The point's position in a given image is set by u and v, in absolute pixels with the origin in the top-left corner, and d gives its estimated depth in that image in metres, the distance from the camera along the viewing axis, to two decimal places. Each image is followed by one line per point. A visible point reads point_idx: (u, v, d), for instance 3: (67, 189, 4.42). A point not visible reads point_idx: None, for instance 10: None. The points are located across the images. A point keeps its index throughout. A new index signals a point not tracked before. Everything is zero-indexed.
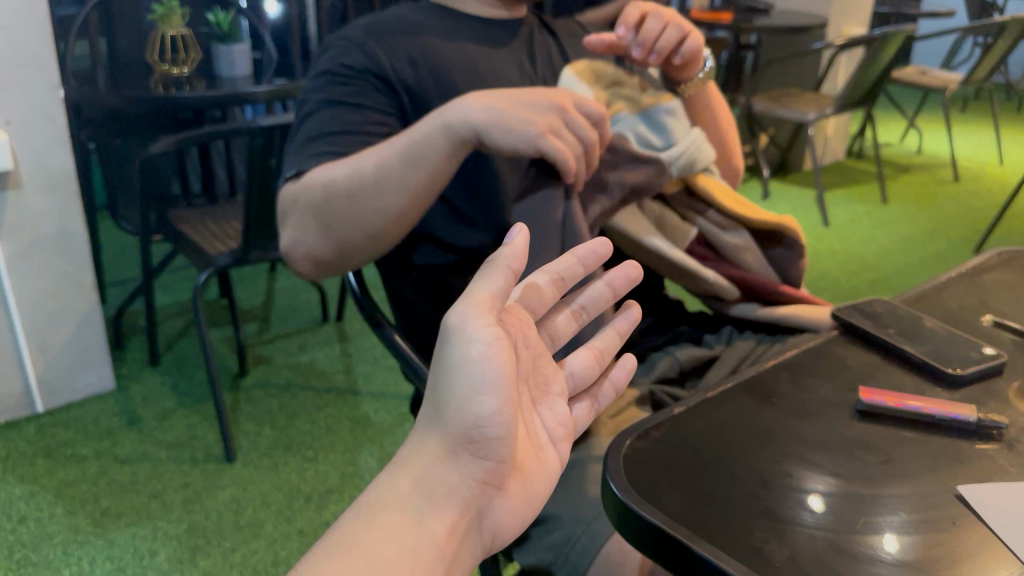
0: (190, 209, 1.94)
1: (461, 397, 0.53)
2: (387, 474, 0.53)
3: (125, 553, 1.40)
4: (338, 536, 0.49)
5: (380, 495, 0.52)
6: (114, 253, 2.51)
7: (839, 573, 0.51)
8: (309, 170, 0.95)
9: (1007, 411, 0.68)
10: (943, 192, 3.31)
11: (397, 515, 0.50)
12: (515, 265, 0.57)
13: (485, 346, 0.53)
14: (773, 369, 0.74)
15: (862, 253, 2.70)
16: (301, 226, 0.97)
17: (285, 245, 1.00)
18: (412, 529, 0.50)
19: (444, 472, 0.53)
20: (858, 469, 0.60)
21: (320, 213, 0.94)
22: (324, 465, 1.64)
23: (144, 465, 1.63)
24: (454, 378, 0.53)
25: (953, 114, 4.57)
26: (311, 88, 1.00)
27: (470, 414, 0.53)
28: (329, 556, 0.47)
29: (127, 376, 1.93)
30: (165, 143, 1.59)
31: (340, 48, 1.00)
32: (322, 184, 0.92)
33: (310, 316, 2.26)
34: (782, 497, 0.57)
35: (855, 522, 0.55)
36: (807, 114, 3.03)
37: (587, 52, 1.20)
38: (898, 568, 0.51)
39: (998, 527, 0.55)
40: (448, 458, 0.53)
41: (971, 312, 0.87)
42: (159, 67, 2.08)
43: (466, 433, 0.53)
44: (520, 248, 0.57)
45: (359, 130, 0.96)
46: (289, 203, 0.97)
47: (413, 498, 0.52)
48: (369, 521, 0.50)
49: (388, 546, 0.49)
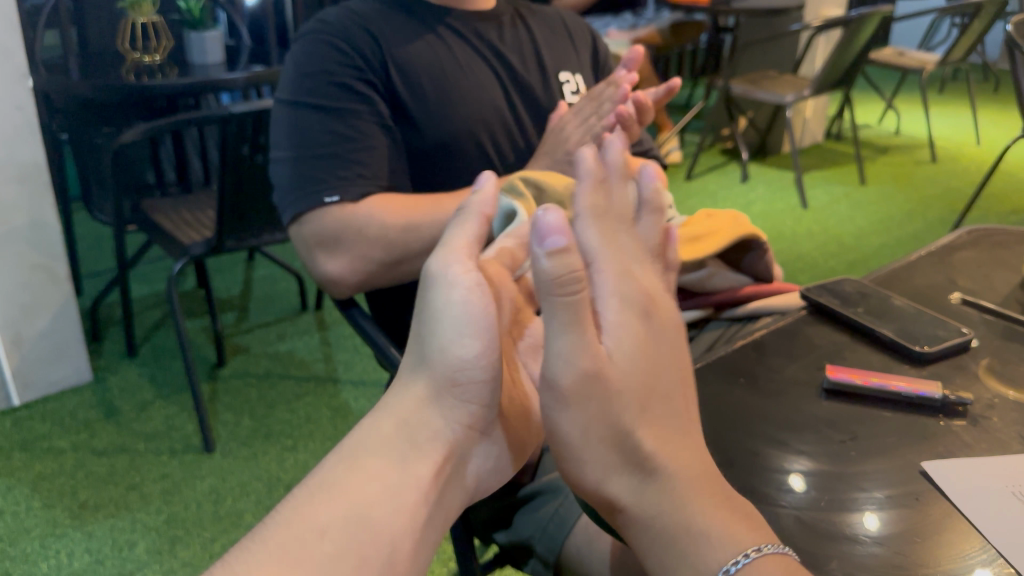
0: (165, 199, 1.93)
1: (444, 340, 0.56)
2: (369, 419, 0.55)
3: (103, 545, 1.39)
4: (320, 480, 0.50)
5: (358, 442, 0.53)
6: (90, 244, 2.49)
7: (817, 552, 0.51)
8: (366, 202, 0.96)
9: (972, 388, 0.68)
10: (920, 172, 3.33)
11: (377, 460, 0.52)
12: (486, 210, 0.62)
13: (467, 290, 0.56)
14: (741, 350, 0.74)
15: (841, 234, 2.71)
16: (359, 258, 0.96)
17: (330, 272, 0.97)
18: (394, 472, 0.52)
19: (427, 417, 0.55)
20: (838, 450, 0.60)
21: (393, 249, 0.96)
22: (304, 454, 1.63)
23: (122, 457, 1.62)
24: (437, 321, 0.56)
25: (930, 96, 4.60)
26: (295, 92, 0.98)
27: (453, 357, 0.55)
28: (310, 497, 0.49)
29: (104, 368, 1.92)
30: (136, 131, 1.58)
31: (325, 48, 0.98)
32: (404, 221, 0.95)
33: (290, 305, 2.25)
34: (764, 479, 0.58)
35: (830, 501, 0.55)
36: (784, 96, 3.03)
37: (556, 35, 1.19)
38: (877, 546, 0.52)
39: (962, 503, 0.55)
40: (432, 401, 0.56)
41: (940, 291, 0.87)
42: (130, 55, 2.06)
43: (450, 375, 0.55)
44: (488, 194, 0.63)
45: (369, 141, 0.97)
46: (341, 229, 0.95)
47: (397, 442, 0.53)
48: (349, 465, 0.51)
49: (371, 490, 0.50)
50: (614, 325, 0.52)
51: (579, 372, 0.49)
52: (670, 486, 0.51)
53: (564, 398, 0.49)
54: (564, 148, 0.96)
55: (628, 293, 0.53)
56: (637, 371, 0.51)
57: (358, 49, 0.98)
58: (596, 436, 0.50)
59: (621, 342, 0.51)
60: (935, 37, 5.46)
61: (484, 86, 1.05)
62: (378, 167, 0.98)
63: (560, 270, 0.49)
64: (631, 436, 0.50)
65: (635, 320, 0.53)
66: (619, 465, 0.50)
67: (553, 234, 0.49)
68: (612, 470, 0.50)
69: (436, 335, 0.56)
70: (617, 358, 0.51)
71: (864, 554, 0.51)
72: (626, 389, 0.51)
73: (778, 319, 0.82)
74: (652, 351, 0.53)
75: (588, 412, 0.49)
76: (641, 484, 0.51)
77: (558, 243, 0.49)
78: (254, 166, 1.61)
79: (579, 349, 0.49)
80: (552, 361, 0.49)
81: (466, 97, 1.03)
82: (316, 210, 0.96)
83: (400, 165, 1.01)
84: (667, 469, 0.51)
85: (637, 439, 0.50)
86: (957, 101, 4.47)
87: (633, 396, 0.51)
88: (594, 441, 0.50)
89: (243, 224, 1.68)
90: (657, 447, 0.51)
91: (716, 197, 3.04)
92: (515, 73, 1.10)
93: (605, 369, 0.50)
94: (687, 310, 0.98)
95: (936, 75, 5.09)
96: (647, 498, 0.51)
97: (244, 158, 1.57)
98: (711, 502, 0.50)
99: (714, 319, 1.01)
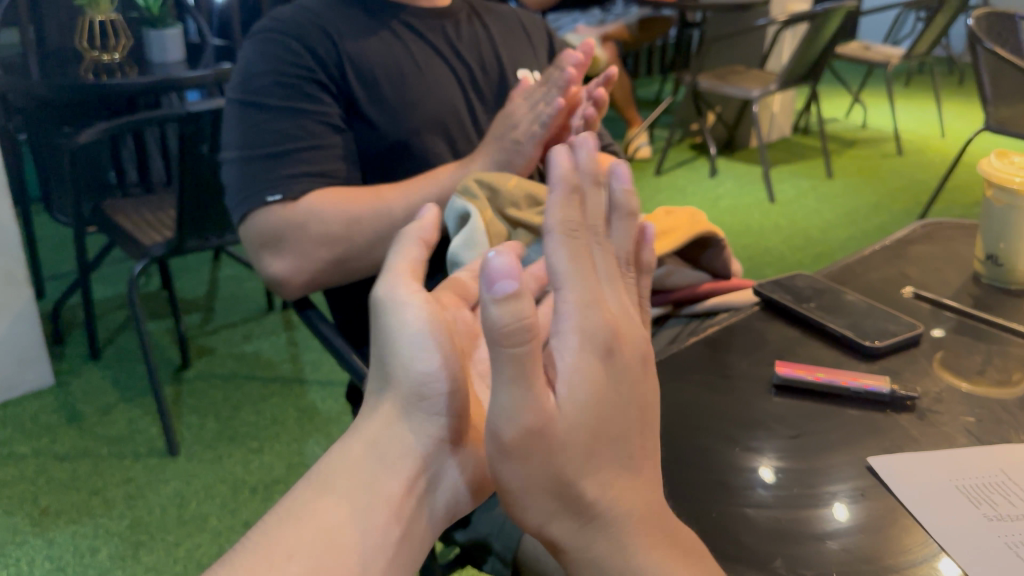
0: (125, 199, 1.90)
1: (406, 357, 0.54)
2: (338, 443, 0.53)
3: (64, 552, 1.37)
4: (291, 503, 0.49)
5: (330, 465, 0.52)
6: (52, 246, 2.46)
7: (792, 545, 0.51)
8: (307, 200, 0.95)
9: (921, 382, 0.69)
10: (886, 165, 3.36)
11: (346, 481, 0.51)
12: (421, 236, 0.60)
13: (419, 308, 0.54)
14: (694, 347, 0.74)
15: (808, 227, 2.73)
16: (303, 257, 0.96)
17: (275, 274, 0.97)
18: (363, 493, 0.50)
19: (396, 435, 0.53)
20: (802, 445, 0.61)
21: (341, 247, 0.96)
22: (269, 456, 1.62)
23: (85, 461, 1.59)
24: (394, 343, 0.54)
25: (896, 89, 4.66)
26: (246, 92, 0.97)
27: (415, 375, 0.53)
28: (277, 523, 0.48)
29: (66, 371, 1.89)
30: (93, 132, 1.55)
31: (273, 46, 0.97)
32: (346, 215, 0.95)
33: (256, 305, 2.22)
34: (737, 475, 0.58)
35: (793, 494, 0.56)
36: (750, 92, 3.04)
37: (511, 30, 1.18)
38: (844, 544, 0.51)
39: (906, 499, 0.55)
40: (399, 418, 0.54)
41: (893, 285, 0.87)
42: (88, 54, 2.03)
43: (416, 390, 0.53)
44: (430, 222, 0.61)
45: (317, 140, 0.96)
46: (281, 229, 0.95)
47: (365, 462, 0.52)
48: (318, 488, 0.50)
49: (340, 509, 0.49)
50: (570, 368, 0.45)
51: (523, 427, 0.43)
52: (608, 524, 0.47)
53: (506, 452, 0.44)
54: (512, 136, 0.95)
55: (593, 326, 0.46)
56: (590, 419, 0.45)
57: (307, 46, 0.97)
58: (538, 486, 0.45)
59: (573, 389, 0.45)
60: (900, 31, 5.53)
61: (441, 84, 1.04)
62: (326, 167, 0.97)
63: (508, 320, 0.40)
64: (572, 484, 0.45)
65: (594, 360, 0.46)
66: (561, 510, 0.46)
67: (503, 278, 0.40)
68: (553, 514, 0.46)
69: (398, 351, 0.54)
70: (567, 407, 0.45)
71: (820, 552, 0.51)
72: (574, 440, 0.45)
73: (731, 315, 0.82)
74: (611, 395, 0.46)
75: (530, 466, 0.44)
76: (584, 529, 0.47)
77: (510, 289, 0.40)
78: (212, 167, 1.59)
79: (524, 405, 0.43)
80: (493, 416, 0.44)
81: (419, 93, 1.02)
82: (260, 210, 0.95)
83: (351, 164, 1.00)
84: (611, 511, 0.47)
85: (580, 488, 0.46)
86: (922, 94, 4.51)
87: (582, 443, 0.45)
88: (536, 492, 0.45)
89: (205, 224, 1.66)
90: (600, 493, 0.46)
91: (685, 192, 3.05)
92: (472, 72, 1.09)
93: (553, 421, 0.44)
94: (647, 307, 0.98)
95: (902, 68, 5.14)
96: (588, 540, 0.47)
97: (203, 157, 1.55)
98: (654, 539, 0.48)
99: (674, 316, 1.01)
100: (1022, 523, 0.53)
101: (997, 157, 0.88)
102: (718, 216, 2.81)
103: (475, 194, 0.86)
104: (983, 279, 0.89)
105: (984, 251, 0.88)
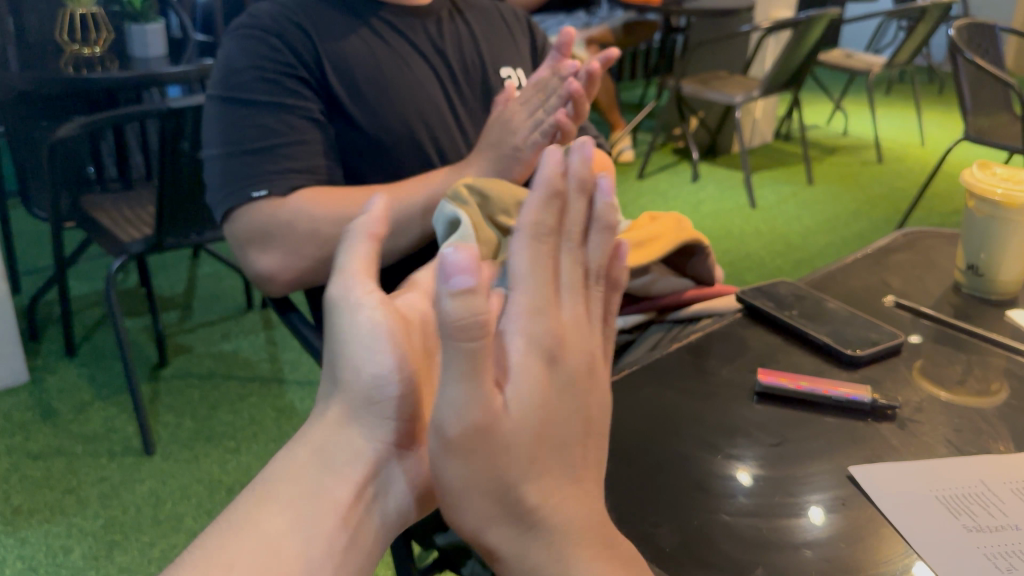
0: (105, 195, 1.88)
1: (357, 360, 0.56)
2: (285, 451, 0.53)
3: (36, 552, 1.35)
4: (237, 509, 0.49)
5: (275, 473, 0.52)
6: (29, 242, 2.43)
7: (772, 551, 0.51)
8: (293, 196, 0.94)
9: (902, 391, 0.69)
10: (866, 174, 3.37)
11: (289, 490, 0.51)
12: (373, 230, 0.62)
13: (372, 309, 0.57)
14: (677, 354, 0.74)
15: (788, 233, 2.74)
16: (289, 254, 0.95)
17: (262, 269, 0.96)
18: (311, 498, 0.50)
19: (344, 440, 0.54)
20: (781, 453, 0.61)
21: (325, 246, 0.95)
22: (247, 457, 1.60)
23: (59, 460, 1.57)
24: (344, 346, 0.57)
25: (877, 97, 4.70)
26: (226, 87, 0.95)
27: (367, 374, 0.55)
28: (227, 529, 0.48)
29: (41, 368, 1.87)
30: (71, 127, 1.53)
31: (252, 42, 0.96)
32: (333, 214, 0.94)
33: (234, 303, 2.21)
34: (717, 480, 0.58)
35: (769, 495, 0.56)
36: (734, 97, 3.04)
37: (496, 29, 1.18)
38: (822, 555, 0.51)
39: (887, 510, 0.55)
40: (351, 424, 0.54)
41: (874, 293, 0.88)
42: (69, 48, 2.02)
43: (367, 393, 0.55)
44: (377, 216, 0.63)
45: (298, 136, 0.95)
46: (269, 224, 0.94)
47: (311, 471, 0.52)
48: (259, 500, 0.49)
49: (282, 517, 0.49)
50: (519, 369, 0.47)
51: (467, 425, 0.44)
52: (553, 539, 0.46)
53: (450, 448, 0.44)
54: None
55: (539, 328, 0.49)
56: (535, 422, 0.46)
57: (287, 43, 0.96)
58: (478, 487, 0.45)
59: (518, 389, 0.46)
60: (881, 41, 5.60)
61: (423, 85, 1.04)
62: (310, 163, 0.96)
63: (462, 313, 0.41)
64: (514, 488, 0.45)
65: (542, 369, 0.48)
66: (500, 516, 0.46)
67: (459, 273, 0.40)
68: (490, 520, 0.46)
69: (351, 358, 0.56)
70: (513, 410, 0.46)
71: (797, 560, 0.51)
72: (520, 441, 0.45)
73: (714, 320, 0.82)
74: (556, 400, 0.48)
75: (473, 465, 0.44)
76: (524, 535, 0.46)
77: (466, 284, 0.40)
78: (192, 163, 1.57)
79: (473, 404, 0.44)
80: (442, 409, 0.44)
81: (400, 94, 1.02)
82: (243, 207, 0.94)
83: (333, 162, 1.00)
84: (553, 518, 0.46)
85: (522, 493, 0.45)
86: (903, 104, 4.56)
87: (526, 449, 0.45)
88: (474, 494, 0.45)
89: (184, 222, 1.65)
90: (543, 498, 0.46)
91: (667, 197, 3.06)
92: (455, 75, 1.09)
93: (497, 421, 0.45)
94: (632, 313, 0.98)
95: (883, 77, 5.19)
96: (526, 549, 0.46)
97: (183, 154, 1.54)
98: (592, 552, 0.46)
99: (656, 322, 1.00)
100: (1001, 534, 0.54)
101: (978, 168, 0.88)
102: (700, 221, 2.82)
103: (465, 200, 0.85)
104: (963, 289, 0.89)
105: (965, 260, 0.89)
